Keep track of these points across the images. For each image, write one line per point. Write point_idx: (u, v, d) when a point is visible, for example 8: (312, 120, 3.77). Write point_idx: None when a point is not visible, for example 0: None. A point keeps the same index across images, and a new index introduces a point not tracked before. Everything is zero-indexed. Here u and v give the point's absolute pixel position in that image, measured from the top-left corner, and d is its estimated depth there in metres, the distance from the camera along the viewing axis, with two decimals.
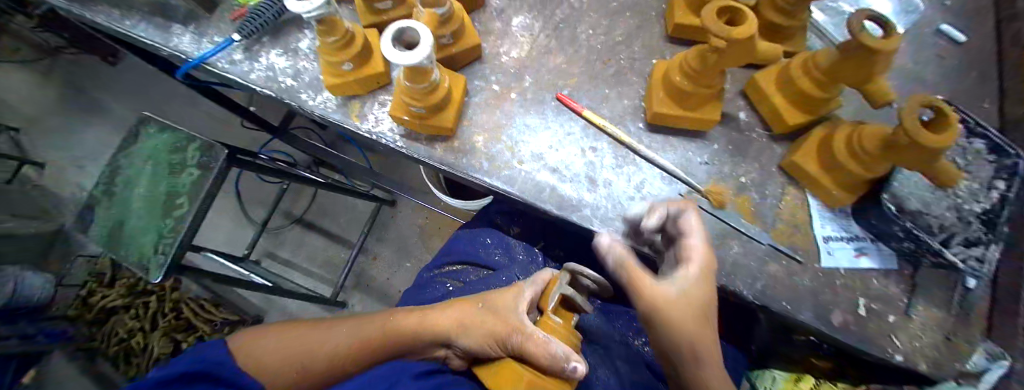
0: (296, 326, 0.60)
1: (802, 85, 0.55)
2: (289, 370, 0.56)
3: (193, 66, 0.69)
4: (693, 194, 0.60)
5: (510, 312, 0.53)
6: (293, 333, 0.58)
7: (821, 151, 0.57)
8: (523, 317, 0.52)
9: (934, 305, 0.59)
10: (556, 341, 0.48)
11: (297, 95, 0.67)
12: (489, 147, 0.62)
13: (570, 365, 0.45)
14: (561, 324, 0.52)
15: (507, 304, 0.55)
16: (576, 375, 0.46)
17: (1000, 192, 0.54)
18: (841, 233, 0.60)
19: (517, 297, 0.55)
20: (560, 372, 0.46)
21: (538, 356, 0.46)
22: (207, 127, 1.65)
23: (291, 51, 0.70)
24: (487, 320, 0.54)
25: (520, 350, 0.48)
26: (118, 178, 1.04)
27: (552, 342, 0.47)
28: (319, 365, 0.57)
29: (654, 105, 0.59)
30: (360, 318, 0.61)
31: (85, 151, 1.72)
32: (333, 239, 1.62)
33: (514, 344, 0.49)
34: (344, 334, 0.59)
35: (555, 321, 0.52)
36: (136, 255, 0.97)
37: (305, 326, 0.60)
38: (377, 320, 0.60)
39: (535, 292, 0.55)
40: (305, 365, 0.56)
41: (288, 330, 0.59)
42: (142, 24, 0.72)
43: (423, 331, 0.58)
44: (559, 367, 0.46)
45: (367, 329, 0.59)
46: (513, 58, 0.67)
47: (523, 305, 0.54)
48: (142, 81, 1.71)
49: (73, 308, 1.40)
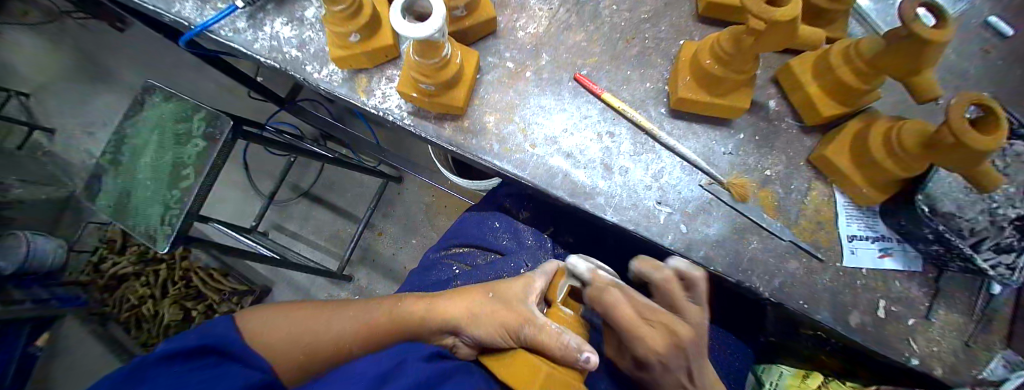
0: (302, 309, 0.59)
1: (841, 73, 0.51)
2: (295, 350, 0.56)
3: (196, 33, 0.66)
4: (714, 185, 0.57)
5: (521, 305, 0.52)
6: (299, 314, 0.58)
7: (855, 144, 0.53)
8: (534, 308, 0.51)
9: (955, 310, 0.56)
10: (569, 332, 0.47)
11: (302, 67, 0.64)
12: (501, 128, 0.59)
13: (582, 355, 0.44)
14: (571, 315, 0.51)
15: (516, 293, 0.54)
16: (589, 367, 0.44)
17: None
18: (866, 233, 0.58)
19: (527, 288, 0.54)
20: (572, 363, 0.45)
21: (551, 347, 0.45)
22: (214, 96, 1.63)
23: (296, 21, 0.67)
24: (497, 310, 0.53)
25: (531, 342, 0.47)
26: (125, 147, 1.03)
27: (565, 334, 0.46)
28: (324, 348, 0.57)
29: (679, 89, 0.55)
30: (367, 301, 0.61)
31: (93, 117, 1.70)
32: (340, 214, 1.62)
33: (524, 336, 0.48)
34: (350, 317, 0.59)
35: (565, 312, 0.51)
36: (144, 224, 0.97)
37: (314, 307, 0.60)
38: (383, 306, 0.59)
39: (544, 283, 0.55)
40: (309, 347, 0.56)
41: (295, 313, 0.59)
42: None
43: (428, 319, 0.57)
44: (572, 358, 0.44)
45: (374, 315, 0.58)
46: (530, 33, 0.63)
47: (532, 297, 0.54)
48: (148, 47, 1.68)
49: (85, 274, 1.46)
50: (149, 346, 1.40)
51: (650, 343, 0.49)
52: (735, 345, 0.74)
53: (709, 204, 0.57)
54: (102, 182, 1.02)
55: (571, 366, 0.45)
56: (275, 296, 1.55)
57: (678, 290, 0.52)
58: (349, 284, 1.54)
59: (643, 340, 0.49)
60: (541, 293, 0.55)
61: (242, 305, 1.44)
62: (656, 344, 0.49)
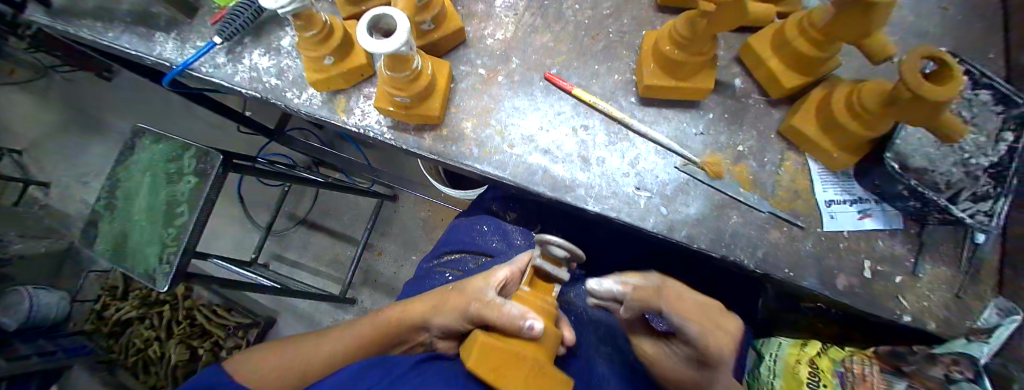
0: (293, 339, 0.63)
1: (799, 45, 0.53)
2: (288, 380, 0.58)
3: (178, 73, 0.69)
4: (689, 166, 0.58)
5: (476, 288, 0.55)
6: (287, 347, 0.61)
7: (821, 112, 0.55)
8: (488, 289, 0.53)
9: (941, 264, 0.57)
10: (513, 303, 0.48)
11: (283, 94, 0.66)
12: (478, 132, 0.61)
13: (524, 322, 0.44)
14: (529, 292, 0.52)
15: (477, 283, 0.56)
16: (536, 333, 0.45)
17: (1008, 143, 0.54)
18: (843, 197, 0.59)
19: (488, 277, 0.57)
20: (519, 332, 0.45)
21: (494, 317, 0.47)
22: (205, 134, 1.65)
23: (272, 50, 0.69)
24: (457, 299, 0.55)
25: (478, 315, 0.50)
26: (119, 190, 1.04)
27: (508, 304, 0.47)
28: (311, 370, 0.59)
29: (645, 77, 0.57)
30: (349, 323, 0.64)
31: (87, 167, 1.72)
32: (338, 237, 1.63)
33: (474, 312, 0.51)
34: (333, 340, 0.61)
35: (525, 291, 0.52)
36: (143, 265, 0.98)
37: (300, 339, 0.62)
38: (363, 320, 0.62)
39: (507, 272, 0.57)
40: (299, 373, 0.58)
41: (285, 343, 0.62)
42: (123, 35, 0.71)
43: (401, 320, 0.60)
44: (515, 325, 0.45)
45: (355, 331, 0.60)
46: (499, 40, 0.65)
47: (494, 282, 0.55)
48: (136, 93, 1.70)
49: (90, 323, 1.47)
50: (158, 389, 1.39)
51: (722, 338, 0.48)
52: (734, 324, 0.75)
53: (687, 184, 0.58)
54: (98, 228, 1.03)
55: (518, 336, 0.45)
56: (280, 326, 1.55)
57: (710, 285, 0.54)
58: (353, 306, 1.54)
59: (715, 336, 0.48)
60: (509, 281, 0.57)
61: (247, 338, 1.44)
62: (728, 336, 0.48)
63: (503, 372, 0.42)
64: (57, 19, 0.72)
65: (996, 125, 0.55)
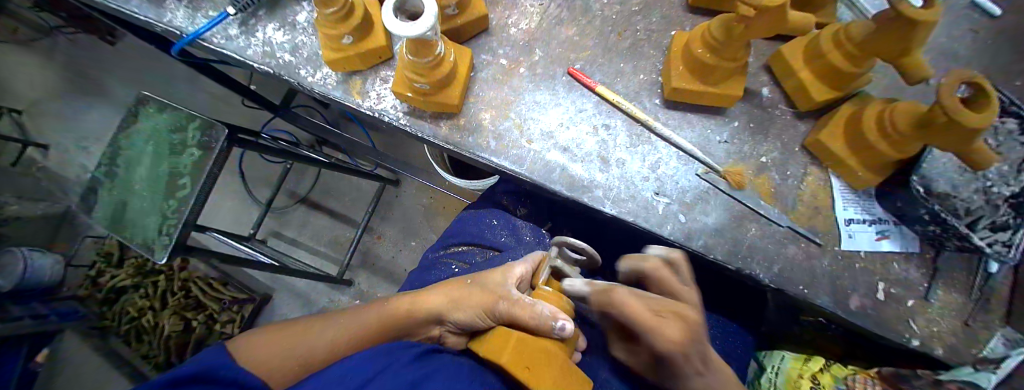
0: (297, 324, 0.61)
1: (833, 58, 0.51)
2: (291, 363, 0.57)
3: (188, 42, 0.66)
4: (711, 174, 0.57)
5: (496, 285, 0.54)
6: (291, 331, 0.60)
7: (849, 129, 0.54)
8: (511, 288, 0.53)
9: (953, 290, 0.57)
10: (543, 304, 0.49)
11: (296, 71, 0.64)
12: (497, 125, 0.59)
13: (556, 322, 0.46)
14: (550, 291, 0.55)
15: (495, 279, 0.56)
16: (565, 334, 0.47)
17: None
18: (863, 216, 0.58)
19: (506, 273, 0.56)
20: (550, 332, 0.47)
21: (524, 318, 0.48)
22: (209, 106, 1.62)
23: (288, 25, 0.66)
24: (478, 293, 0.55)
25: (505, 315, 0.50)
26: (120, 158, 1.02)
27: (538, 304, 0.49)
28: (319, 353, 0.58)
29: (673, 80, 0.55)
30: (354, 309, 0.63)
31: (88, 132, 1.69)
32: (338, 219, 1.62)
33: (498, 311, 0.51)
34: (339, 326, 0.60)
35: (546, 290, 0.55)
36: (142, 235, 0.96)
37: (303, 323, 0.61)
38: (371, 308, 0.61)
39: (525, 269, 0.57)
40: (304, 357, 0.58)
41: (290, 326, 0.61)
42: None
43: (414, 312, 0.59)
44: (547, 326, 0.47)
45: (363, 319, 0.60)
46: (523, 30, 0.63)
47: (512, 280, 0.55)
48: (140, 59, 1.66)
49: (84, 288, 1.47)
50: (149, 358, 1.38)
51: (669, 338, 0.46)
52: (738, 334, 0.75)
53: (706, 193, 0.57)
54: (98, 195, 1.02)
55: (547, 334, 0.47)
56: (276, 304, 1.54)
57: (667, 275, 0.53)
58: (350, 288, 1.53)
59: (661, 336, 0.47)
60: (525, 278, 0.57)
61: (242, 313, 1.44)
62: (674, 337, 0.46)
63: (538, 367, 0.43)
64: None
65: (1022, 154, 0.53)
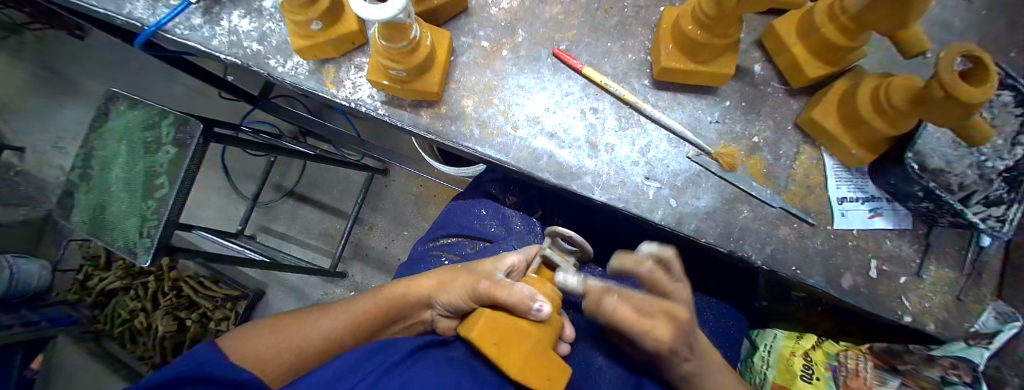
0: (290, 316, 0.60)
1: (828, 32, 0.49)
2: (286, 355, 0.55)
3: (150, 34, 0.62)
4: (702, 156, 0.55)
5: (486, 270, 0.54)
6: (285, 323, 0.58)
7: (843, 105, 0.52)
8: (498, 273, 0.53)
9: (945, 265, 0.56)
10: (523, 284, 0.47)
11: (265, 62, 0.60)
12: (480, 112, 0.56)
13: (533, 304, 0.45)
14: (536, 278, 0.53)
15: (488, 266, 0.55)
16: (542, 317, 0.45)
17: None
18: (856, 195, 0.57)
19: (499, 261, 0.56)
20: (527, 313, 0.45)
21: (503, 297, 0.46)
22: (185, 100, 1.56)
23: (254, 12, 0.62)
24: (467, 277, 0.54)
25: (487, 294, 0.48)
26: (94, 159, 0.98)
27: (518, 284, 0.47)
28: (313, 343, 0.56)
29: (661, 59, 0.53)
30: (348, 299, 0.61)
31: (61, 132, 1.63)
32: (327, 211, 1.59)
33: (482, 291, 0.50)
34: (332, 316, 0.58)
35: (532, 276, 0.53)
36: (122, 239, 0.93)
37: (297, 316, 0.60)
38: (364, 296, 0.60)
39: (519, 257, 0.57)
40: (298, 349, 0.56)
41: (281, 321, 0.59)
42: None
43: (407, 296, 0.58)
44: (524, 306, 0.45)
45: (356, 306, 0.58)
46: (504, 9, 0.60)
47: (504, 267, 0.55)
48: (109, 53, 1.58)
49: (72, 293, 1.44)
50: (146, 359, 1.36)
51: (660, 338, 0.48)
52: (731, 316, 0.74)
53: (698, 176, 0.55)
54: (74, 199, 0.98)
55: (524, 315, 0.45)
56: (269, 299, 1.52)
57: (658, 274, 0.49)
58: (343, 281, 1.51)
59: (655, 337, 0.48)
60: (518, 267, 0.57)
61: (235, 310, 1.42)
62: (666, 338, 0.48)
63: (506, 347, 0.42)
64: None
65: (1015, 127, 0.52)
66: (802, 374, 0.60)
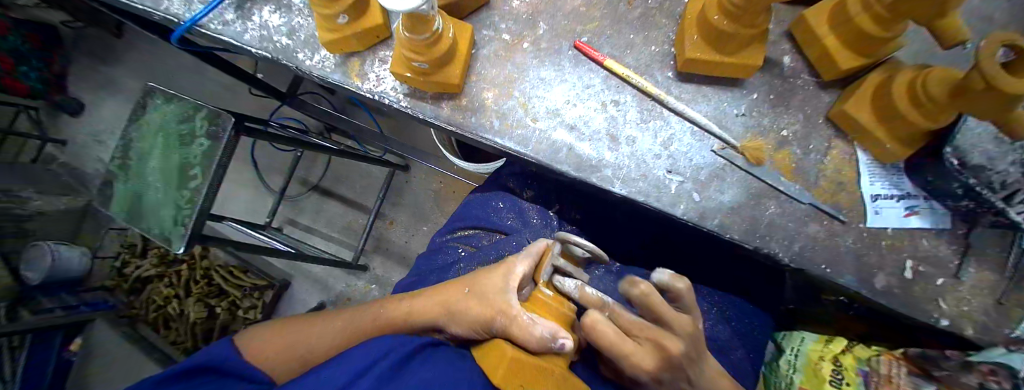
0: (302, 319, 0.64)
1: (861, 22, 0.47)
2: (296, 361, 0.60)
3: (187, 30, 0.65)
4: (727, 150, 0.54)
5: (496, 293, 0.52)
6: (296, 326, 0.62)
7: (876, 98, 0.50)
8: (511, 296, 0.50)
9: (987, 267, 0.53)
10: (542, 323, 0.47)
11: (294, 55, 0.62)
12: (500, 104, 0.57)
13: (555, 343, 0.45)
14: (551, 296, 0.51)
15: (493, 286, 0.53)
16: (567, 350, 0.46)
17: None
18: (891, 192, 0.54)
19: (508, 274, 0.53)
20: (550, 351, 0.46)
21: (521, 338, 0.46)
22: (218, 96, 1.63)
23: (283, 7, 0.64)
24: (476, 303, 0.53)
25: (503, 332, 0.48)
26: (133, 150, 1.03)
27: (536, 324, 0.47)
28: (321, 352, 0.60)
29: (686, 50, 0.52)
30: (354, 309, 0.63)
31: (103, 126, 1.72)
32: (350, 205, 1.62)
33: (497, 327, 0.49)
34: (339, 327, 0.61)
35: (546, 294, 0.51)
36: (158, 227, 0.98)
37: (308, 318, 0.64)
38: (371, 311, 0.61)
39: (528, 265, 0.53)
40: (307, 356, 0.60)
41: (291, 323, 0.63)
42: None
43: (412, 318, 0.58)
44: (546, 347, 0.46)
45: (362, 320, 0.60)
46: (526, 2, 0.60)
47: (513, 284, 0.52)
48: (147, 51, 1.66)
49: (112, 279, 1.52)
50: (177, 343, 1.43)
51: (641, 366, 0.50)
52: (753, 315, 0.73)
53: (722, 170, 0.54)
54: (114, 187, 1.03)
55: (549, 352, 0.47)
56: (294, 290, 1.57)
57: (660, 302, 0.51)
58: (364, 273, 1.55)
59: (632, 364, 0.50)
60: (528, 276, 0.53)
61: (263, 299, 1.48)
62: (646, 367, 0.50)
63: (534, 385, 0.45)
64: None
65: None
66: (831, 380, 0.57)
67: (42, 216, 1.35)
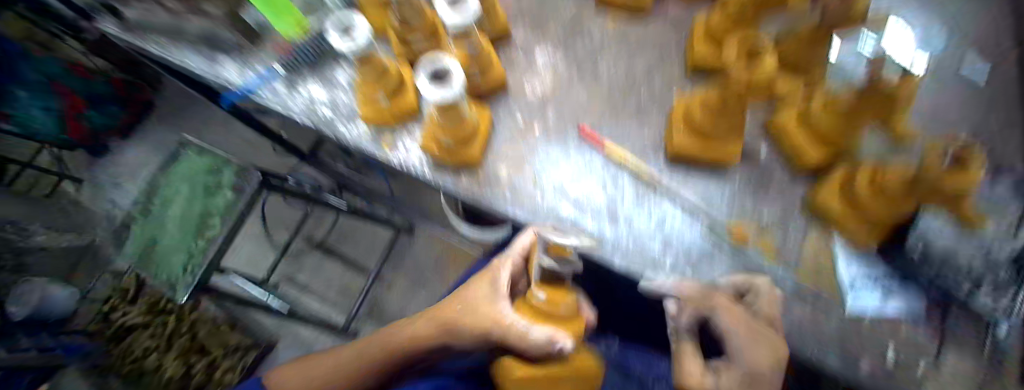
0: (315, 356, 0.67)
1: (821, 127, 0.56)
2: None
3: (240, 96, 0.75)
4: (715, 230, 0.60)
5: (489, 303, 0.55)
6: (309, 364, 0.65)
7: (843, 192, 0.57)
8: (502, 305, 0.53)
9: (967, 355, 0.54)
10: (537, 329, 0.48)
11: (335, 127, 0.71)
12: (512, 177, 0.64)
13: (555, 347, 0.46)
14: (545, 299, 0.49)
15: (484, 295, 0.56)
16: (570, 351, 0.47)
17: None
18: (866, 276, 0.59)
19: (494, 281, 0.57)
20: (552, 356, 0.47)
21: (517, 344, 0.48)
22: (242, 152, 1.74)
23: (330, 85, 0.75)
24: (476, 314, 0.55)
25: (500, 340, 0.51)
26: (155, 197, 1.09)
27: (532, 331, 0.48)
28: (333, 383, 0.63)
29: (675, 142, 0.60)
30: (359, 339, 0.65)
31: (123, 170, 1.79)
32: (350, 266, 1.64)
33: (493, 337, 0.52)
34: (346, 357, 0.64)
35: (541, 298, 0.49)
36: (167, 272, 1.02)
37: (320, 355, 0.66)
38: (374, 337, 0.63)
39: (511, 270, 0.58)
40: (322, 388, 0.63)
41: (306, 363, 0.66)
42: (188, 52, 0.78)
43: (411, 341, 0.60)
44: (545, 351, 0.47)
45: (366, 348, 0.63)
46: (537, 92, 0.70)
47: (500, 290, 0.56)
48: (186, 107, 1.81)
49: (94, 324, 1.40)
50: None
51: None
52: None
53: (711, 250, 0.60)
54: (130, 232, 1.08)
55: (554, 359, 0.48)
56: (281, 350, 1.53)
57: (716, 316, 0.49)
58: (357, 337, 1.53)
59: None
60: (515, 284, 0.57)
61: (246, 358, 1.45)
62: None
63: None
64: (129, 35, 0.79)
65: None
66: None
67: (44, 252, 1.38)
